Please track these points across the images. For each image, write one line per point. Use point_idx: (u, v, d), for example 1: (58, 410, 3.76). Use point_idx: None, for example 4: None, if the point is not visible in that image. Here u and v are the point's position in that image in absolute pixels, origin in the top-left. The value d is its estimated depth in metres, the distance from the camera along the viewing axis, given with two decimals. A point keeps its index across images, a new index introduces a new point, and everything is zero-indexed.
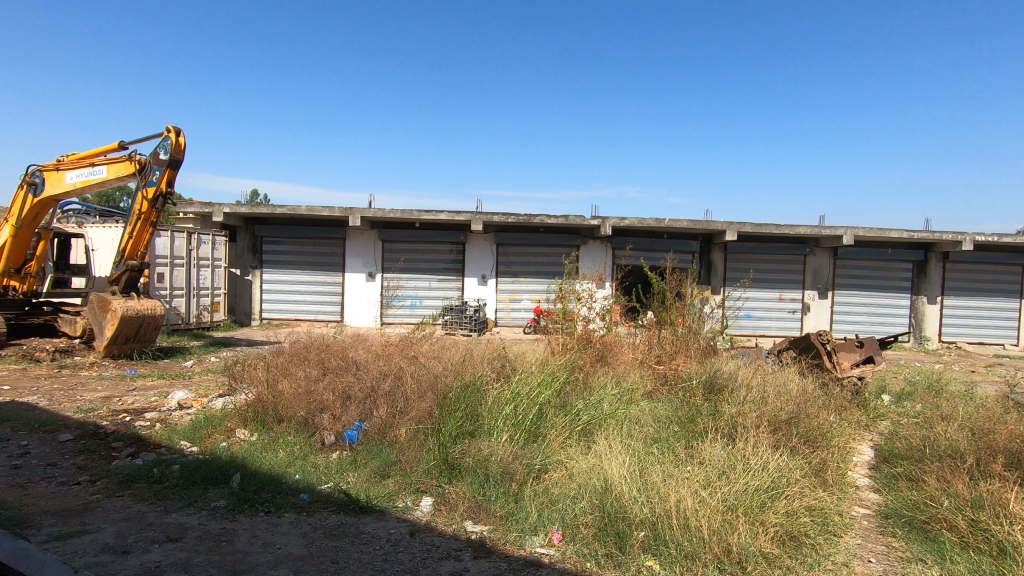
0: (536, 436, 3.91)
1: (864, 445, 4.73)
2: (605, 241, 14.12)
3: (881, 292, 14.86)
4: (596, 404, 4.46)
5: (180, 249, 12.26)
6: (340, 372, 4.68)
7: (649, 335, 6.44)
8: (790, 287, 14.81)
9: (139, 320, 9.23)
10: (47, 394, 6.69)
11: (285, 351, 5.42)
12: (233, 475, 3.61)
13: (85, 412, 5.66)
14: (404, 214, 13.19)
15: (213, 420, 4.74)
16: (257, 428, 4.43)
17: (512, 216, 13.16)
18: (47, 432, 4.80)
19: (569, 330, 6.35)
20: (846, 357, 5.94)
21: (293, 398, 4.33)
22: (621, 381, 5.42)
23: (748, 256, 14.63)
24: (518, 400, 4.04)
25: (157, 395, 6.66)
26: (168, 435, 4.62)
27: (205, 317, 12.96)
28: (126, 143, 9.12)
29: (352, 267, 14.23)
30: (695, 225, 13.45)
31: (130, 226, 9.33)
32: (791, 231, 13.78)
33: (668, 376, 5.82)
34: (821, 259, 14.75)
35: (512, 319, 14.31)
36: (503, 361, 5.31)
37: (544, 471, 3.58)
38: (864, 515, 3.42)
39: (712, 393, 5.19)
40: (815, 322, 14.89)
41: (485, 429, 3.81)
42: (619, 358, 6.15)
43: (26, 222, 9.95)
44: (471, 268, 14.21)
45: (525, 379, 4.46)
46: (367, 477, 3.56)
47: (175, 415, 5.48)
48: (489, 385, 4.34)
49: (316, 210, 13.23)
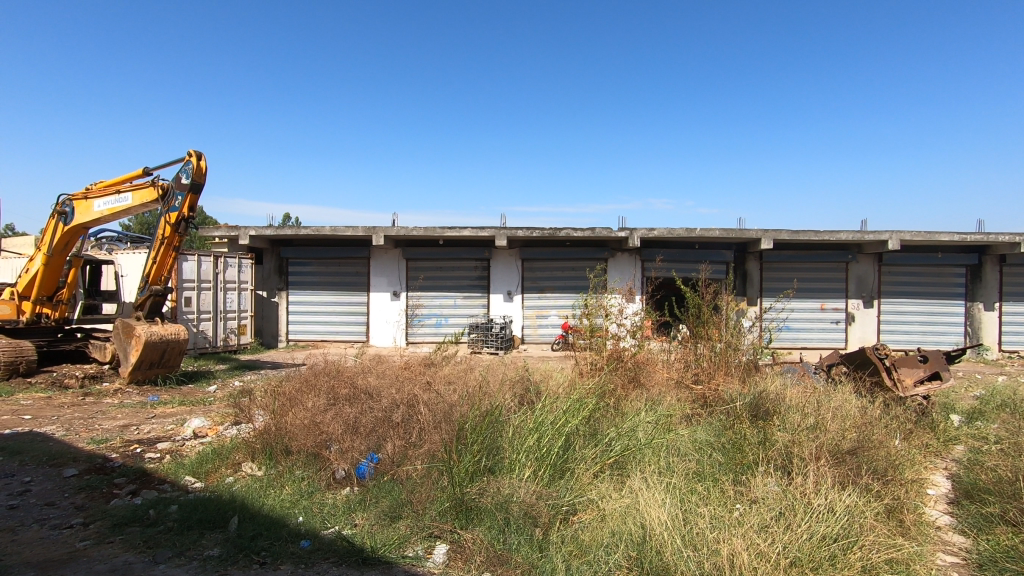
0: (564, 473, 3.49)
1: (938, 475, 4.15)
2: (633, 253, 13.66)
3: (931, 299, 13.95)
4: (630, 432, 4.02)
5: (207, 273, 12.32)
6: (350, 401, 4.34)
7: (685, 351, 6.01)
8: (832, 296, 14.01)
9: (163, 345, 9.18)
10: (66, 423, 6.58)
11: (298, 375, 5.16)
12: (232, 518, 3.30)
13: (98, 444, 5.49)
14: (427, 232, 12.99)
15: (221, 452, 4.51)
16: (264, 462, 4.16)
17: (537, 230, 12.83)
18: (53, 466, 4.61)
19: (598, 348, 5.97)
20: (909, 373, 5.36)
21: (299, 430, 4.01)
22: (656, 406, 4.91)
23: (786, 264, 13.97)
24: (541, 430, 3.64)
25: (175, 424, 6.49)
26: (174, 469, 4.40)
27: (232, 340, 12.94)
28: (149, 169, 9.18)
29: (377, 287, 14.08)
30: (728, 233, 12.86)
31: (154, 251, 9.33)
32: (831, 237, 13.05)
33: (707, 397, 5.38)
34: (865, 265, 13.95)
35: (540, 336, 13.88)
36: (526, 384, 4.92)
37: (572, 513, 3.17)
38: (952, 565, 2.90)
39: (758, 416, 4.72)
40: (862, 332, 14.00)
41: (506, 466, 3.41)
42: (652, 378, 5.74)
43: (57, 251, 10.11)
44: (496, 284, 13.91)
45: (550, 406, 4.05)
46: (375, 520, 3.20)
47: (187, 446, 5.26)
48: (509, 414, 3.94)
49: (340, 230, 13.16)
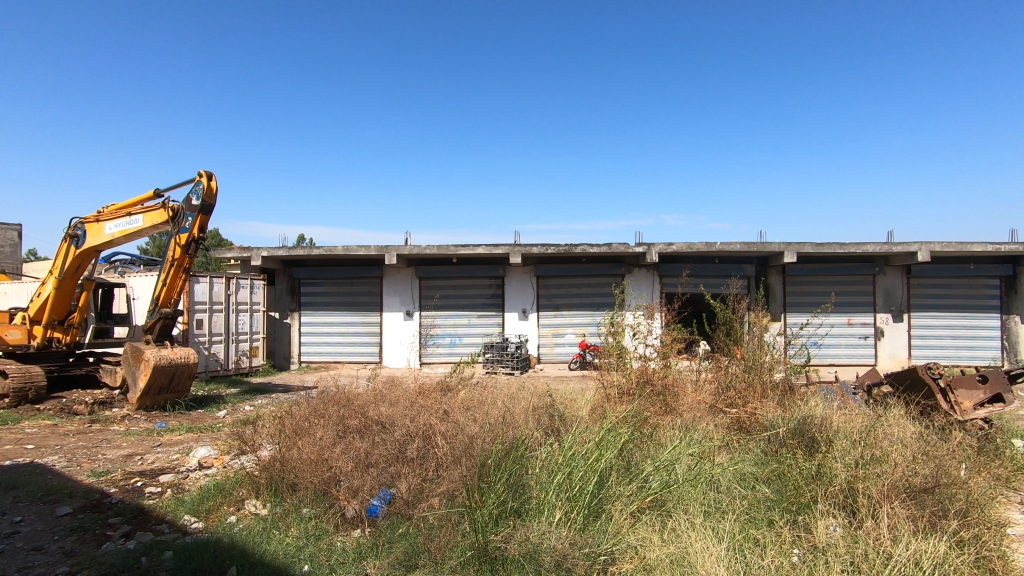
0: (599, 516, 3.11)
1: (1016, 511, 3.68)
2: (651, 268, 13.30)
3: (964, 312, 13.37)
4: (668, 464, 3.63)
5: (219, 294, 12.16)
6: (361, 432, 4.00)
7: (717, 371, 5.63)
8: (861, 311, 13.47)
9: (172, 369, 8.95)
10: (69, 453, 6.33)
11: (306, 402, 4.86)
12: (229, 568, 2.96)
13: (98, 476, 5.21)
14: (440, 250, 12.75)
15: (224, 488, 4.23)
16: (269, 499, 3.84)
17: (552, 247, 12.52)
18: (47, 503, 4.33)
19: (625, 369, 5.61)
20: (967, 395, 4.87)
21: (305, 466, 3.67)
22: (693, 433, 4.54)
23: (810, 277, 13.51)
24: (572, 466, 3.27)
25: (180, 453, 6.22)
26: (173, 507, 4.09)
27: (244, 362, 12.72)
28: (160, 191, 9.07)
29: (390, 307, 13.85)
30: (750, 247, 12.44)
31: (163, 273, 9.18)
32: (858, 249, 12.58)
33: (744, 423, 4.99)
34: (893, 278, 13.42)
35: (556, 355, 13.49)
36: (551, 409, 4.57)
37: (612, 563, 2.80)
38: None
39: (807, 445, 4.31)
40: (891, 348, 13.42)
41: (534, 507, 3.05)
42: (682, 401, 5.38)
43: (69, 274, 9.98)
44: (511, 302, 13.60)
45: (580, 437, 3.68)
46: (387, 571, 2.85)
47: (190, 479, 4.96)
48: (535, 448, 3.58)
49: (352, 250, 12.98)
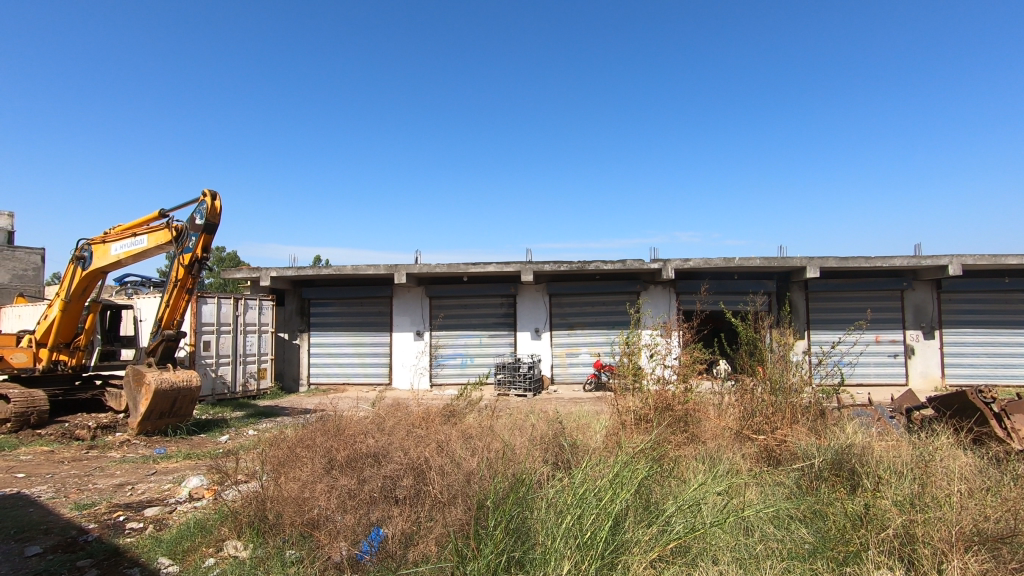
0: (614, 569, 2.67)
1: None
2: (667, 285, 12.87)
3: (999, 328, 12.69)
4: (692, 504, 3.23)
5: (227, 316, 11.98)
6: (350, 466, 3.62)
7: (741, 393, 5.20)
8: (889, 327, 12.86)
9: (174, 394, 8.69)
10: (58, 482, 6.04)
11: (298, 431, 4.52)
12: None
13: (81, 509, 4.91)
14: (450, 268, 12.47)
15: (204, 526, 3.88)
16: (251, 539, 3.48)
17: (565, 264, 12.18)
18: (19, 542, 4.03)
19: (641, 393, 5.18)
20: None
21: (289, 504, 3.30)
22: (717, 465, 4.13)
23: (834, 293, 12.95)
24: (583, 508, 2.89)
25: (173, 482, 5.90)
26: (151, 547, 3.76)
27: (252, 385, 12.47)
28: (164, 211, 8.94)
29: (400, 327, 13.58)
30: (770, 262, 11.96)
31: (167, 294, 9.00)
32: (884, 263, 12.03)
33: (775, 453, 4.55)
34: (922, 293, 12.81)
35: (570, 375, 13.05)
36: (560, 437, 4.19)
37: None
38: None
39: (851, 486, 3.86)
40: (923, 366, 12.73)
41: (538, 557, 2.63)
42: (705, 427, 4.97)
43: (75, 296, 9.85)
44: (524, 321, 13.24)
45: (591, 473, 3.31)
46: None
47: (175, 513, 4.63)
48: (541, 487, 3.21)
49: (361, 269, 12.76)
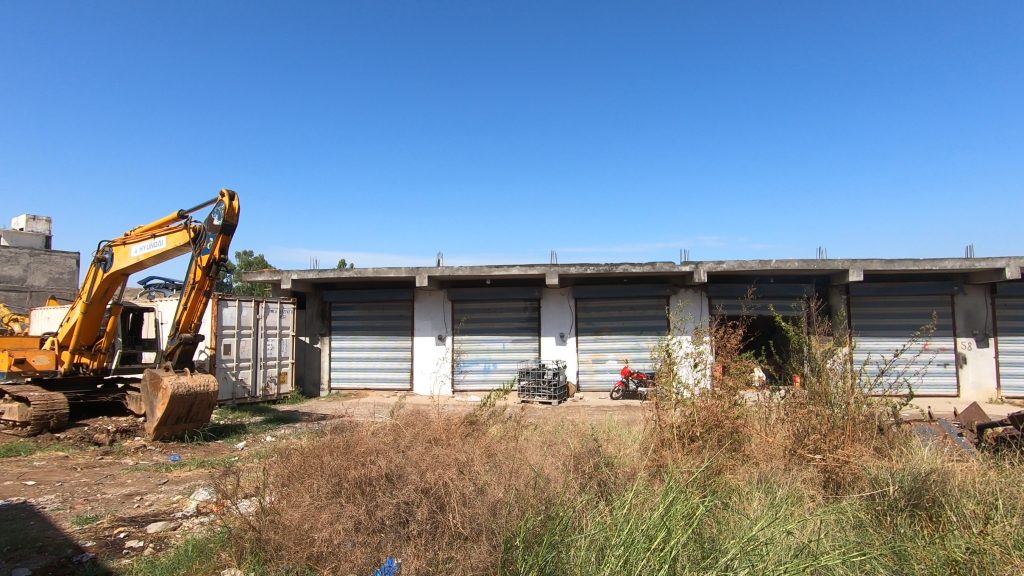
0: None
1: None
2: (699, 288, 12.30)
3: None
4: (756, 546, 2.72)
5: (248, 318, 11.81)
6: (361, 489, 3.24)
7: (790, 403, 4.64)
8: (938, 335, 12.05)
9: (190, 398, 8.47)
10: (66, 492, 5.80)
11: (308, 445, 4.13)
12: None
13: (83, 523, 4.63)
14: (472, 271, 12.10)
15: (204, 549, 3.51)
16: (251, 568, 3.08)
17: (592, 267, 11.71)
18: (9, 562, 3.74)
19: (682, 405, 4.66)
20: None
21: (291, 534, 2.91)
22: (775, 494, 3.61)
23: (878, 298, 12.21)
24: (630, 553, 2.42)
25: (182, 494, 5.61)
26: (146, 572, 3.41)
27: (272, 389, 12.26)
28: (183, 211, 8.77)
29: (421, 330, 13.25)
30: (810, 265, 11.29)
31: (185, 296, 8.81)
32: (933, 266, 11.24)
33: (838, 478, 4.01)
34: (975, 298, 11.95)
35: (597, 383, 12.54)
36: (595, 457, 3.72)
37: None
38: None
39: (939, 526, 3.30)
40: (977, 377, 11.86)
41: None
42: (756, 446, 4.45)
43: (96, 298, 9.71)
44: (549, 326, 12.79)
45: (635, 506, 2.84)
46: None
47: (178, 530, 4.31)
48: (576, 522, 2.75)
49: (382, 272, 12.48)
